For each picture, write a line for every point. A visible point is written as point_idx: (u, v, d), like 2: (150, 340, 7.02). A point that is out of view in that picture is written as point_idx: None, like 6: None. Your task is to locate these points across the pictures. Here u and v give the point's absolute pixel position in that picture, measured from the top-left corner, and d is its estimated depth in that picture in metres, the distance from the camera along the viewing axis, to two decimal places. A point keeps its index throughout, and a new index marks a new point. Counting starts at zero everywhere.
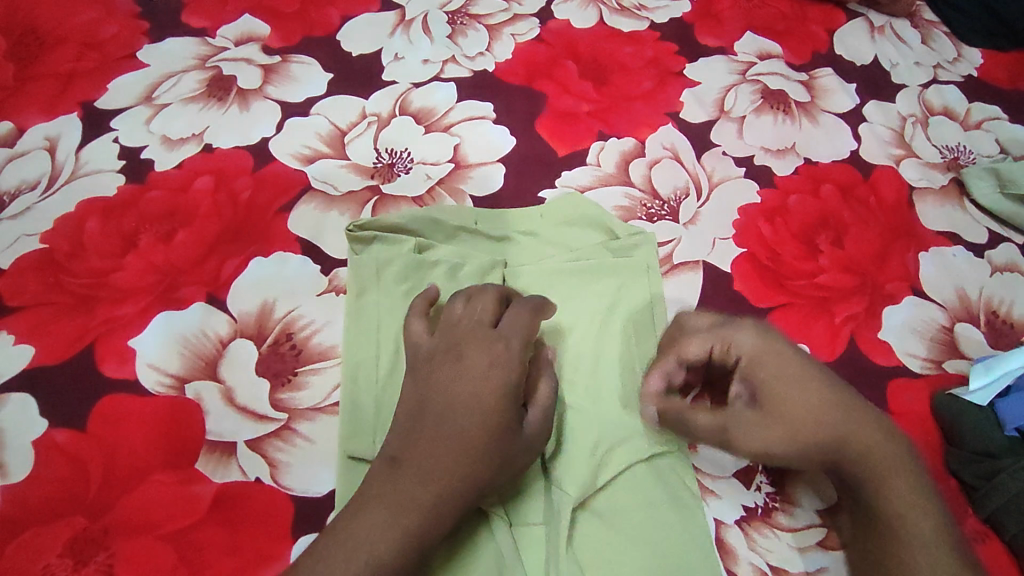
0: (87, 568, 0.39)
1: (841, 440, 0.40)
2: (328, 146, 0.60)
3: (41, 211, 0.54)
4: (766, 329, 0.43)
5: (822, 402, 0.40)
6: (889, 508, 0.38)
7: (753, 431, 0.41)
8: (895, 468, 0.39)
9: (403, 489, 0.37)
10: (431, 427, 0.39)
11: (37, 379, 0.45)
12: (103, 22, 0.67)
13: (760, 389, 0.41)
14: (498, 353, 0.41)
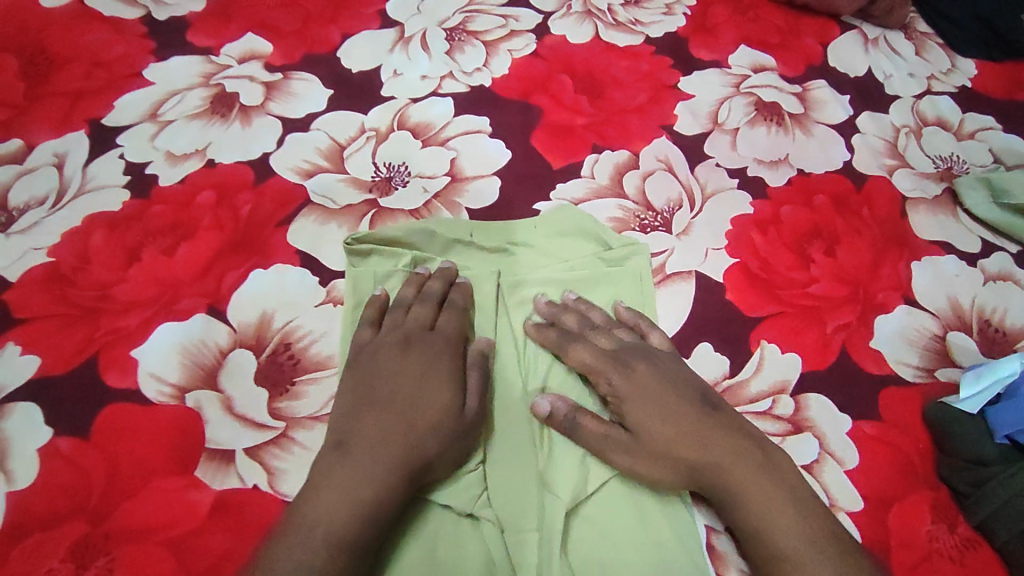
0: (89, 571, 0.40)
1: (715, 467, 0.43)
2: (328, 161, 0.61)
3: (49, 225, 0.56)
4: (648, 362, 0.47)
5: (694, 425, 0.44)
6: (771, 530, 0.40)
7: (637, 458, 0.44)
8: (770, 484, 0.42)
9: (355, 465, 0.40)
10: (376, 409, 0.44)
11: (43, 388, 0.46)
12: (112, 42, 0.69)
13: (632, 421, 0.45)
14: (437, 341, 0.48)
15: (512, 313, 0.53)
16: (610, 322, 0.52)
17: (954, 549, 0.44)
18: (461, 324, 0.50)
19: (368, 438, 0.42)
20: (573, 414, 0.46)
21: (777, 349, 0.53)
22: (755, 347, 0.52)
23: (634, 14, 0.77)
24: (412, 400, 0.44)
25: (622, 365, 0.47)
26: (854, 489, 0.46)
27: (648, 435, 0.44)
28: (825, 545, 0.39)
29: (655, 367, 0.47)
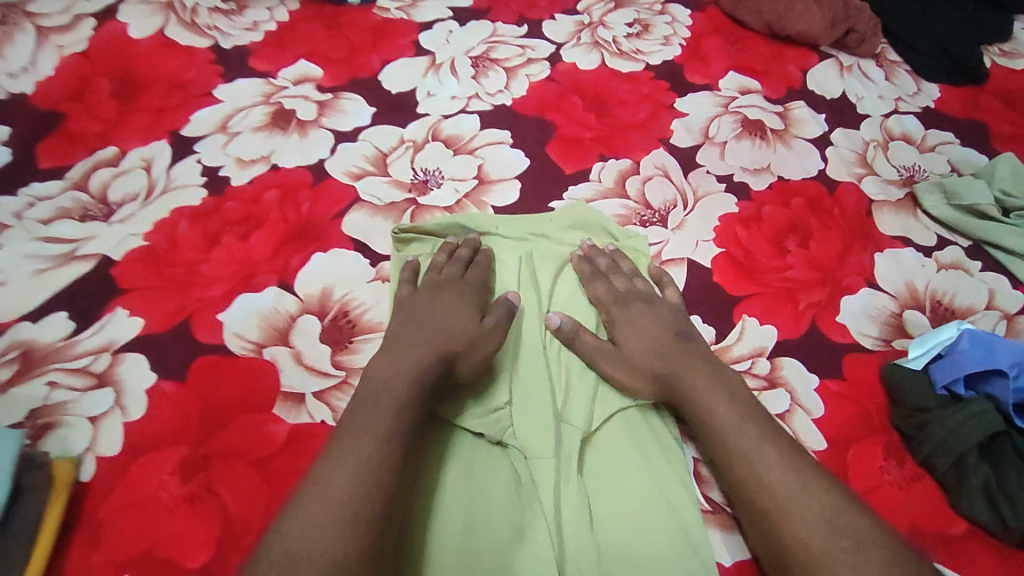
0: (192, 483, 0.50)
1: (676, 376, 0.53)
2: (373, 166, 0.72)
3: (143, 216, 0.66)
4: (648, 300, 0.60)
5: (670, 349, 0.55)
6: (719, 412, 0.50)
7: (616, 365, 0.56)
8: (720, 386, 0.52)
9: (394, 360, 0.51)
10: (415, 327, 0.55)
11: (147, 342, 0.56)
12: (186, 66, 0.80)
13: (623, 337, 0.58)
14: (467, 287, 0.59)
15: (531, 288, 0.62)
16: (634, 272, 0.63)
17: (902, 479, 0.53)
18: (486, 278, 0.61)
19: (407, 344, 0.52)
20: (572, 330, 0.58)
21: (756, 322, 0.62)
22: (737, 320, 0.62)
23: (636, 44, 0.89)
24: (454, 320, 0.55)
25: (623, 300, 0.60)
26: (819, 433, 0.56)
27: (634, 352, 0.56)
28: (760, 425, 0.48)
29: (651, 309, 0.59)
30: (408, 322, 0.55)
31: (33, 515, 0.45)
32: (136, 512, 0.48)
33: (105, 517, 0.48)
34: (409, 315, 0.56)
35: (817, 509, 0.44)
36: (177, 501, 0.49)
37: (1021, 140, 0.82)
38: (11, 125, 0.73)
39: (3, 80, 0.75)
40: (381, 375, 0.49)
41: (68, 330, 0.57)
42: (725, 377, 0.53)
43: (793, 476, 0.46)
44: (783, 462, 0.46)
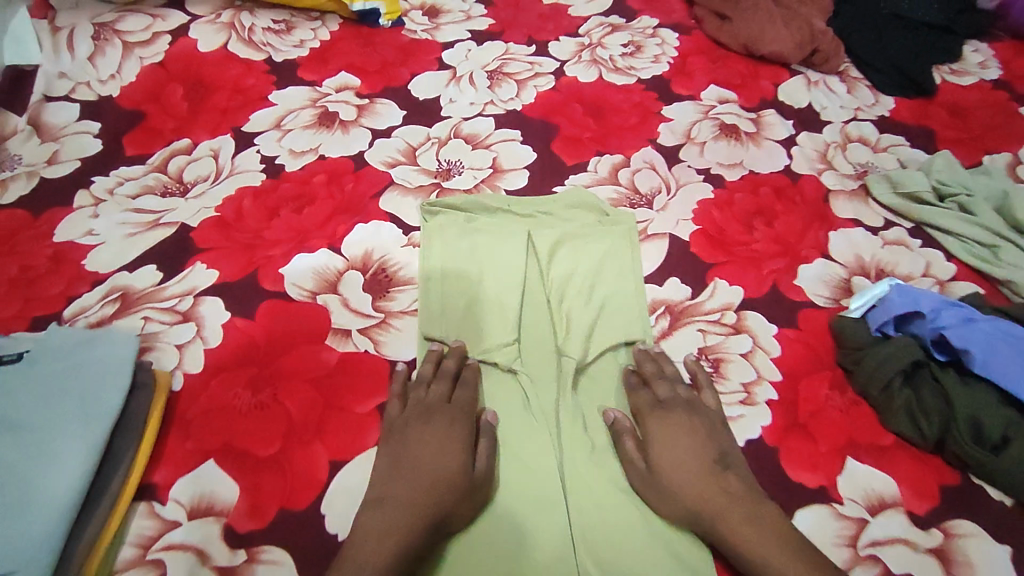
0: (260, 394, 0.61)
1: (717, 509, 0.54)
2: (404, 157, 0.85)
3: (214, 193, 0.79)
4: (672, 411, 0.60)
5: (703, 472, 0.56)
6: (752, 554, 0.52)
7: (650, 489, 0.57)
8: (748, 518, 0.53)
9: (387, 516, 0.51)
10: (405, 472, 0.54)
11: (223, 289, 0.68)
12: (246, 76, 0.94)
13: (660, 457, 0.57)
14: (454, 422, 0.58)
15: (539, 249, 0.73)
16: (676, 377, 0.64)
17: (843, 404, 0.64)
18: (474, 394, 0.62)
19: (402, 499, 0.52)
20: (620, 430, 0.61)
21: (726, 283, 0.74)
22: (710, 282, 0.73)
23: (629, 62, 1.02)
24: (456, 446, 0.56)
25: (663, 414, 0.60)
26: (776, 368, 0.67)
27: (666, 445, 0.58)
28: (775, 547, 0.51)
29: (691, 416, 0.60)
30: (409, 446, 0.56)
31: (145, 402, 0.56)
32: (217, 414, 0.60)
33: (194, 416, 0.60)
34: (399, 453, 0.56)
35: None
36: (250, 408, 0.60)
37: (963, 144, 0.95)
38: (101, 122, 0.87)
39: (94, 85, 0.90)
40: (389, 509, 0.51)
41: (156, 279, 0.69)
42: (759, 509, 0.54)
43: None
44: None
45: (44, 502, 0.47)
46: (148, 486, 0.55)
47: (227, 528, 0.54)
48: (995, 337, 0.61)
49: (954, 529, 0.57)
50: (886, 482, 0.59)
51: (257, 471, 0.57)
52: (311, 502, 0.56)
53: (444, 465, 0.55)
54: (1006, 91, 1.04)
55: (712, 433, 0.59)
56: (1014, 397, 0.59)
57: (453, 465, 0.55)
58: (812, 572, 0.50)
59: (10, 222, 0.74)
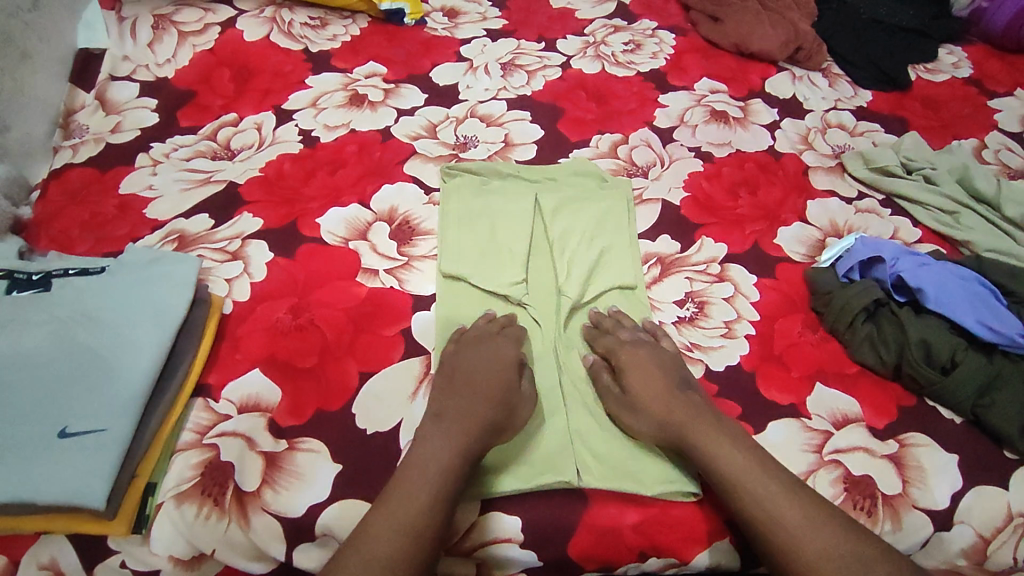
0: (298, 318, 0.70)
1: (680, 419, 0.61)
2: (426, 132, 0.95)
3: (257, 158, 0.89)
4: (642, 349, 0.67)
5: (670, 395, 0.63)
6: (735, 473, 0.57)
7: (626, 411, 0.63)
8: (722, 432, 0.59)
9: (451, 446, 0.57)
10: (461, 409, 0.60)
11: (267, 234, 0.78)
12: (285, 63, 1.05)
13: (633, 384, 0.64)
14: (508, 369, 0.64)
15: (546, 206, 0.81)
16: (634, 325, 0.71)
17: (816, 339, 0.71)
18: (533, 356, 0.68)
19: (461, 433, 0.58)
20: (597, 368, 0.68)
21: (712, 240, 0.82)
22: (697, 238, 0.82)
23: (630, 57, 1.13)
24: (514, 382, 0.63)
25: (633, 350, 0.66)
26: (755, 310, 0.74)
27: (638, 373, 0.65)
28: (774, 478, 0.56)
29: (654, 351, 0.67)
30: (458, 377, 0.64)
31: (203, 315, 0.65)
32: (263, 333, 0.68)
33: (241, 334, 0.68)
34: (449, 381, 0.63)
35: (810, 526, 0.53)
36: (290, 328, 0.68)
37: (933, 131, 1.04)
38: (158, 99, 0.98)
39: (153, 68, 1.02)
40: (444, 426, 0.59)
41: (208, 225, 0.79)
42: (721, 421, 0.60)
43: (790, 514, 0.54)
44: (785, 500, 0.54)
45: (124, 381, 0.55)
46: (203, 387, 0.63)
47: (271, 421, 0.61)
48: (946, 278, 0.70)
49: (908, 440, 0.63)
50: (850, 402, 0.66)
51: (297, 379, 0.64)
52: (344, 404, 0.63)
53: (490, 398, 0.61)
54: (976, 86, 1.13)
55: (676, 369, 0.66)
56: (962, 327, 0.67)
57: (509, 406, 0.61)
58: (786, 482, 0.56)
59: (81, 177, 0.85)
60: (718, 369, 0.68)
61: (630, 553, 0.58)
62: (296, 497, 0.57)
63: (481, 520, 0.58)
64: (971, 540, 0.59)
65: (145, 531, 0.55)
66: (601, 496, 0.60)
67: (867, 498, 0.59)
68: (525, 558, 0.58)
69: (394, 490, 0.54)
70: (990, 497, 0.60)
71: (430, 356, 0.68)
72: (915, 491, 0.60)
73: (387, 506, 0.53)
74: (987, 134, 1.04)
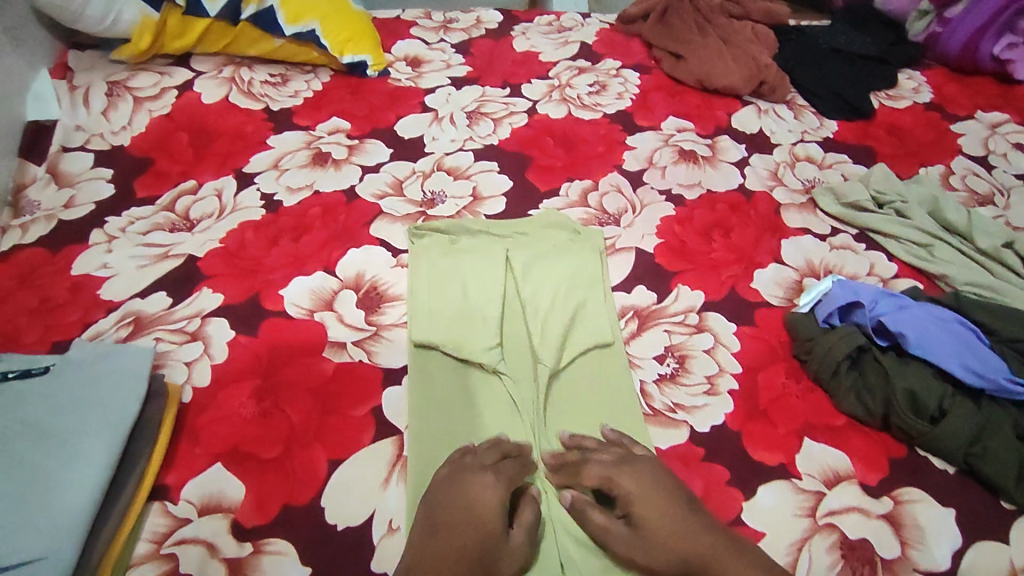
0: (262, 401, 0.66)
1: (710, 555, 0.53)
2: (392, 189, 0.93)
3: (218, 227, 0.86)
4: (635, 468, 0.59)
5: (672, 526, 0.55)
6: None
7: (637, 550, 0.55)
8: (749, 567, 0.53)
9: None
10: (444, 575, 0.51)
11: (228, 310, 0.75)
12: (245, 123, 1.03)
13: (639, 516, 0.56)
14: (483, 511, 0.55)
15: (517, 265, 0.79)
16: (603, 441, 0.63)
17: (800, 390, 0.69)
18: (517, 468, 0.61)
19: None
20: (583, 504, 0.59)
21: (688, 288, 0.80)
22: (673, 287, 0.80)
23: (595, 99, 1.12)
24: (495, 529, 0.55)
25: (623, 470, 0.58)
26: (736, 361, 0.72)
27: (642, 500, 0.57)
28: None
29: (653, 467, 0.59)
30: (440, 519, 0.55)
31: (159, 409, 0.61)
32: (225, 422, 0.64)
33: (202, 424, 0.64)
34: (431, 539, 0.54)
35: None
36: (254, 415, 0.65)
37: (900, 159, 1.05)
38: (114, 169, 0.95)
39: (108, 136, 0.99)
40: None
41: (166, 304, 0.76)
42: (745, 552, 0.54)
43: None
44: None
45: (67, 499, 0.51)
46: (160, 488, 0.59)
47: (235, 522, 0.57)
48: (926, 321, 0.68)
49: (903, 496, 0.61)
50: (840, 457, 0.64)
51: (262, 472, 0.61)
52: (312, 497, 0.59)
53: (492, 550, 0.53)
54: (937, 111, 1.14)
55: (670, 490, 0.57)
56: (946, 371, 0.65)
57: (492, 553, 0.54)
58: None
59: (30, 259, 0.81)
60: (702, 431, 0.66)
61: None
62: None
63: None
64: None
65: None
66: None
67: (866, 563, 0.57)
68: None
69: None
70: (991, 553, 0.58)
71: (402, 435, 0.65)
72: (914, 551, 0.58)
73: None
74: (953, 160, 1.04)
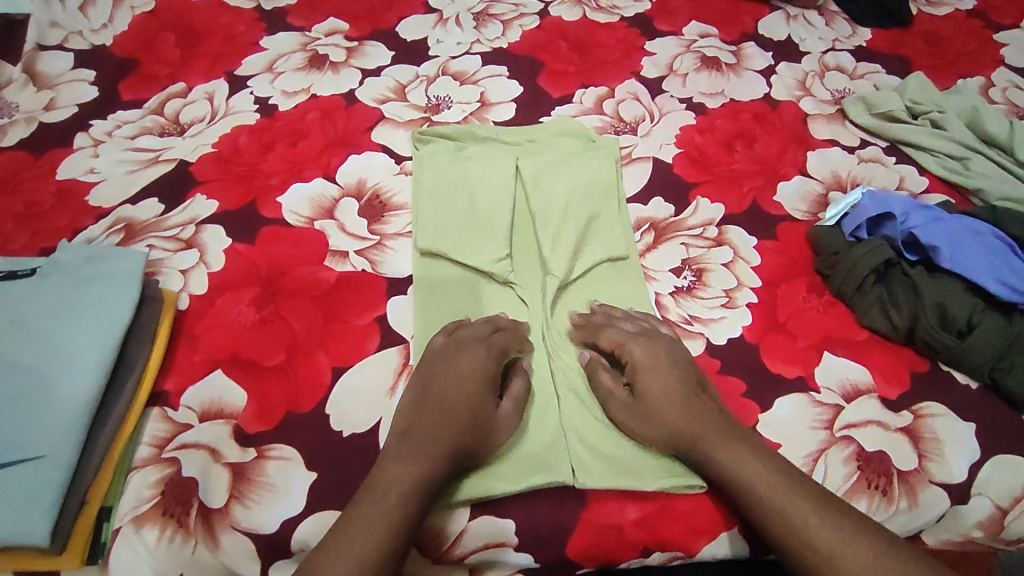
0: (263, 310, 0.64)
1: (703, 434, 0.54)
2: (394, 94, 0.87)
3: (209, 131, 0.81)
4: (656, 341, 0.60)
5: (687, 396, 0.56)
6: (757, 484, 0.51)
7: (635, 418, 0.56)
8: (740, 443, 0.53)
9: (396, 481, 0.49)
10: (414, 432, 0.52)
11: (224, 216, 0.71)
12: (235, 23, 0.95)
13: (645, 384, 0.57)
14: (465, 375, 0.56)
15: (527, 173, 0.75)
16: (626, 317, 0.63)
17: (822, 305, 0.66)
18: (509, 343, 0.60)
19: (393, 460, 0.50)
20: (595, 365, 0.60)
21: (707, 201, 0.76)
22: (692, 200, 0.76)
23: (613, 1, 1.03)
24: (478, 397, 0.55)
25: (646, 341, 0.59)
26: (755, 275, 0.69)
27: (649, 374, 0.57)
28: (778, 481, 0.51)
29: (669, 345, 0.60)
30: (428, 393, 0.55)
31: (154, 315, 0.59)
32: (225, 329, 0.62)
33: (201, 331, 0.62)
34: (427, 390, 0.55)
35: (854, 554, 0.46)
36: (254, 323, 0.63)
37: (937, 69, 0.98)
38: (97, 70, 0.89)
39: (87, 35, 0.92)
40: (411, 450, 0.51)
41: (158, 211, 0.72)
42: (744, 436, 0.54)
43: (814, 522, 0.48)
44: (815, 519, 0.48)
45: (63, 400, 0.49)
46: (160, 394, 0.57)
47: (237, 428, 0.56)
48: (961, 233, 0.65)
49: (924, 410, 0.59)
50: (861, 372, 0.62)
51: (264, 378, 0.59)
52: (317, 403, 0.58)
53: (478, 408, 0.55)
54: (981, 19, 1.06)
55: (688, 370, 0.58)
56: (979, 286, 0.62)
57: (464, 417, 0.54)
58: (819, 497, 0.50)
59: (13, 162, 0.77)
60: (719, 343, 0.64)
61: (632, 549, 0.53)
62: (268, 510, 0.52)
63: (474, 522, 0.53)
64: (989, 511, 0.56)
65: (101, 562, 0.49)
66: (600, 492, 0.55)
67: (882, 475, 0.56)
68: (521, 560, 0.53)
69: (362, 493, 0.48)
70: (1009, 466, 0.57)
71: (409, 344, 0.63)
72: (932, 464, 0.57)
73: (342, 537, 0.45)
74: (994, 71, 0.97)
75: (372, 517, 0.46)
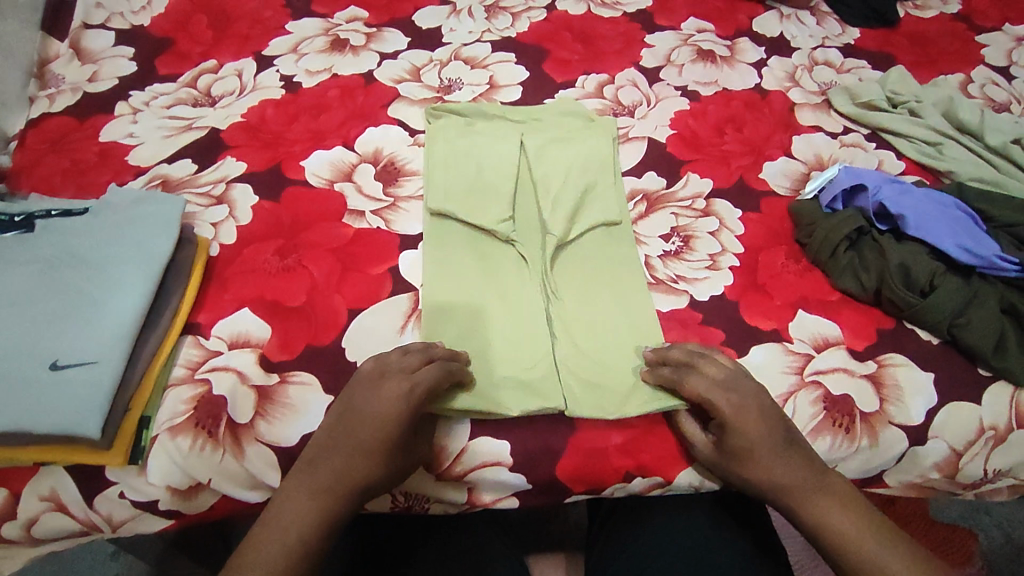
0: (286, 258, 0.70)
1: (797, 481, 0.57)
2: (409, 75, 0.94)
3: (238, 104, 0.88)
4: (746, 395, 0.58)
5: (778, 451, 0.57)
6: (851, 539, 0.55)
7: (722, 463, 0.59)
8: (833, 495, 0.57)
9: (294, 523, 0.52)
10: (316, 469, 0.55)
11: (252, 177, 0.78)
12: (261, 8, 1.02)
13: (735, 440, 0.57)
14: (375, 412, 0.55)
15: (530, 146, 0.80)
16: (705, 356, 0.62)
17: (798, 268, 0.72)
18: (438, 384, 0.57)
19: (295, 498, 0.54)
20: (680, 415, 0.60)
21: (697, 176, 0.82)
22: (683, 174, 0.82)
23: None
24: (380, 439, 0.54)
25: (735, 391, 0.58)
26: (739, 242, 0.75)
27: (743, 430, 0.57)
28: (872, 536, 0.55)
29: (757, 395, 0.59)
30: (344, 423, 0.56)
31: (190, 255, 0.65)
32: (252, 274, 0.68)
33: (230, 274, 0.68)
34: (345, 419, 0.56)
35: None
36: (278, 269, 0.69)
37: (920, 66, 1.04)
38: (135, 47, 0.96)
39: (128, 16, 0.99)
40: (309, 490, 0.54)
41: (192, 170, 0.79)
42: (835, 484, 0.58)
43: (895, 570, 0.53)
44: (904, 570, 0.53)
45: (111, 317, 0.56)
46: (192, 325, 0.64)
47: (262, 356, 0.62)
48: (927, 204, 0.70)
49: (887, 360, 0.65)
50: (831, 327, 0.67)
51: (287, 316, 0.65)
52: (334, 338, 0.64)
53: (387, 448, 0.55)
54: (964, 22, 1.11)
55: (783, 425, 0.58)
56: (941, 250, 0.68)
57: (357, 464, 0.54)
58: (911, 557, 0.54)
59: (60, 126, 0.84)
60: (702, 300, 0.70)
61: (615, 472, 0.61)
62: (290, 427, 0.59)
63: (470, 448, 0.61)
64: (945, 452, 0.62)
65: (141, 462, 0.56)
66: (587, 421, 0.62)
67: (846, 415, 0.62)
68: (515, 481, 0.61)
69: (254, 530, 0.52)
70: (962, 410, 0.63)
71: (418, 292, 0.69)
72: (892, 407, 0.63)
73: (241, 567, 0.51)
74: (974, 69, 1.03)
75: (264, 556, 0.51)
